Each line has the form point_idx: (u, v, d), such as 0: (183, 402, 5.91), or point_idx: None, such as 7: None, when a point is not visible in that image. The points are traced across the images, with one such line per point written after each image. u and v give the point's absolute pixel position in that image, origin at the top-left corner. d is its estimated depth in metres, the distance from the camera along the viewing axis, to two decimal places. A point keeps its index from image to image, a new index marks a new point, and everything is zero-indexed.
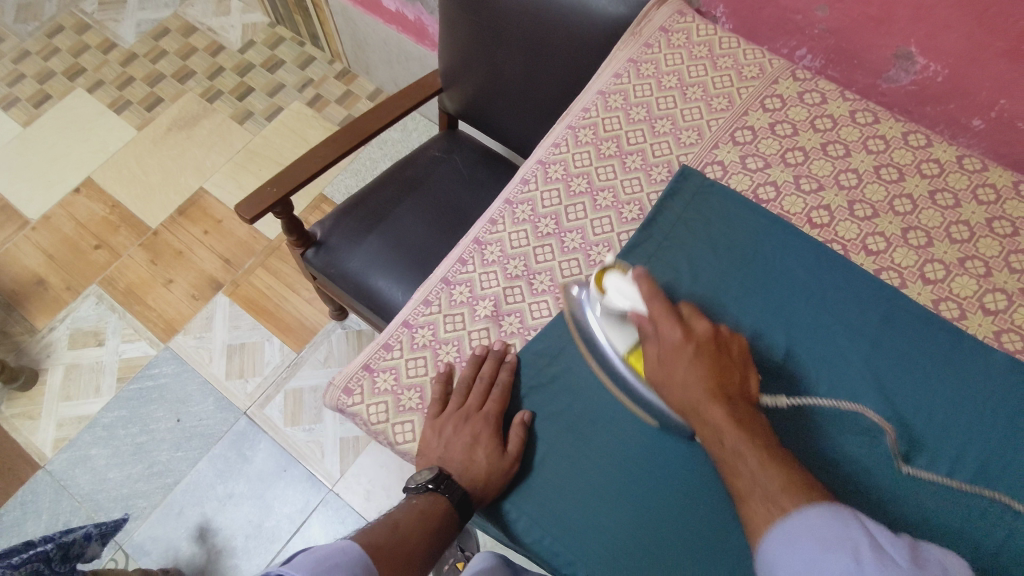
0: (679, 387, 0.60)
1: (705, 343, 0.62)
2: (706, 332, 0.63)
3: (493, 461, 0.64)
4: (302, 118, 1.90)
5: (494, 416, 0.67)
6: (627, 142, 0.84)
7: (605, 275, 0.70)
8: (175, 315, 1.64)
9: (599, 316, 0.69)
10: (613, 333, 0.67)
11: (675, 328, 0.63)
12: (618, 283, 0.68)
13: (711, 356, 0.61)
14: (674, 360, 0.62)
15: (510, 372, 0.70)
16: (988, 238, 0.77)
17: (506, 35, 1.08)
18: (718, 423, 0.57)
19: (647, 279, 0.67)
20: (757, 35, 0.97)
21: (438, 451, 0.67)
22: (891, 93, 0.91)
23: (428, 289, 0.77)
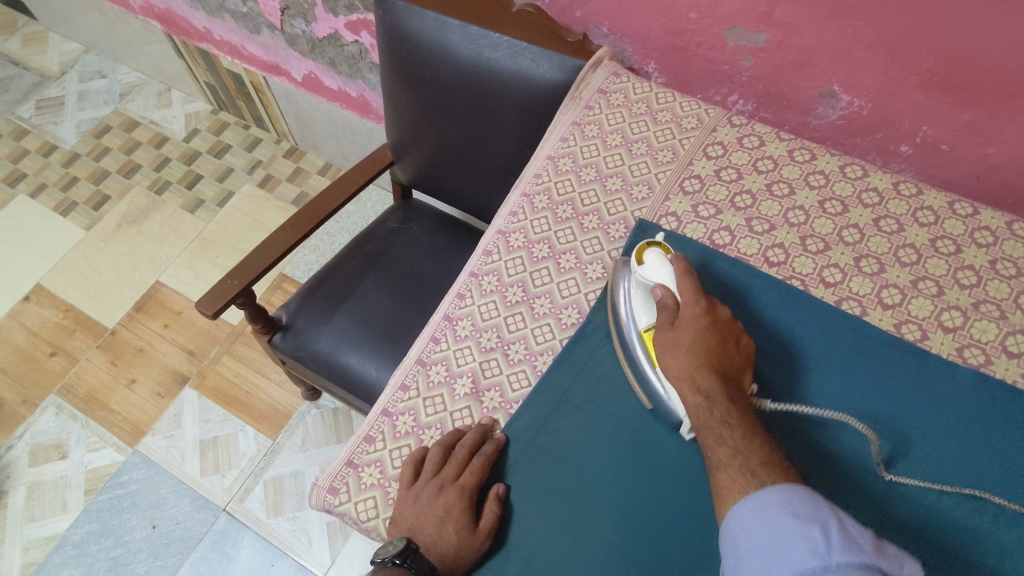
0: (679, 356, 0.66)
1: (721, 328, 0.68)
2: (726, 318, 0.69)
3: (463, 536, 0.63)
4: (254, 200, 1.89)
5: (469, 488, 0.66)
6: (582, 203, 0.86)
7: (648, 248, 0.74)
8: (141, 416, 1.58)
9: (632, 287, 0.73)
10: (637, 307, 0.72)
11: (698, 304, 0.68)
12: (657, 262, 0.72)
13: (716, 334, 0.67)
14: (688, 326, 0.67)
15: (494, 446, 0.69)
16: (935, 258, 0.80)
17: (451, 106, 1.11)
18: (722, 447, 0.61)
19: (686, 266, 0.72)
20: (689, 87, 1.02)
21: (409, 521, 0.65)
22: (822, 128, 0.95)
23: (404, 373, 0.77)
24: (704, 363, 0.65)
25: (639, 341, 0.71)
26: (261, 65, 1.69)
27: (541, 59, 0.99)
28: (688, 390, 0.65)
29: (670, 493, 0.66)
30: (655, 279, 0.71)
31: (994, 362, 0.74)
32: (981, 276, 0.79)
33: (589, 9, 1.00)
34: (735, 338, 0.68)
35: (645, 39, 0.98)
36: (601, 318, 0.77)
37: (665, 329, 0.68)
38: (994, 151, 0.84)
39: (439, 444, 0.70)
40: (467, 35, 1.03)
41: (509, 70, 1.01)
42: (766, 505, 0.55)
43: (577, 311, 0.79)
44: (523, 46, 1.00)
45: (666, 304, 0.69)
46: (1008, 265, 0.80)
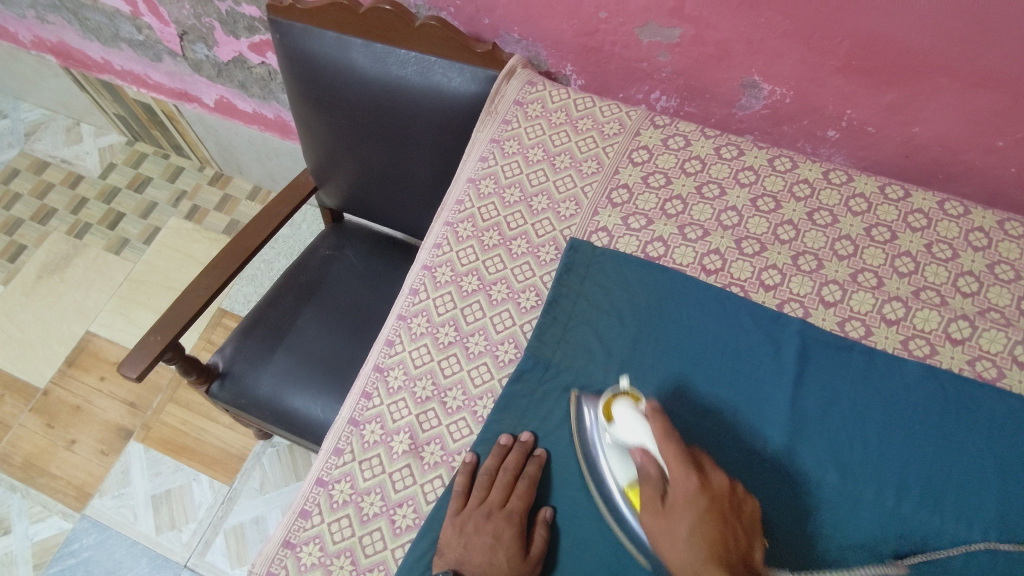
0: (678, 548, 0.56)
1: (721, 500, 0.58)
2: (724, 487, 0.59)
3: (515, 563, 0.61)
4: (182, 234, 1.81)
5: (518, 513, 0.64)
6: (509, 227, 0.82)
7: (618, 399, 0.65)
8: (85, 479, 1.50)
9: (608, 444, 0.65)
10: (615, 465, 0.64)
11: (690, 477, 0.58)
12: (628, 418, 0.63)
13: (720, 506, 0.57)
14: (682, 506, 0.58)
15: (537, 465, 0.66)
16: (872, 247, 0.78)
17: (366, 129, 1.05)
18: None
19: (662, 420, 0.61)
20: (609, 86, 0.98)
21: (457, 551, 0.62)
22: (748, 119, 0.92)
23: (337, 436, 0.72)
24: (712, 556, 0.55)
25: (622, 498, 0.63)
26: (168, 93, 1.59)
27: (453, 72, 0.94)
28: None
29: (631, 533, 0.63)
30: (631, 439, 0.62)
31: (939, 352, 0.72)
32: (918, 262, 0.77)
33: (496, 15, 0.94)
34: (736, 512, 0.58)
35: (558, 41, 0.94)
36: (538, 351, 0.74)
37: (652, 512, 0.59)
38: (919, 130, 0.82)
39: (486, 465, 0.67)
40: (372, 54, 0.97)
41: (421, 89, 0.96)
42: None
43: (513, 345, 0.75)
44: (432, 59, 0.95)
45: (650, 474, 0.60)
46: (944, 248, 0.78)
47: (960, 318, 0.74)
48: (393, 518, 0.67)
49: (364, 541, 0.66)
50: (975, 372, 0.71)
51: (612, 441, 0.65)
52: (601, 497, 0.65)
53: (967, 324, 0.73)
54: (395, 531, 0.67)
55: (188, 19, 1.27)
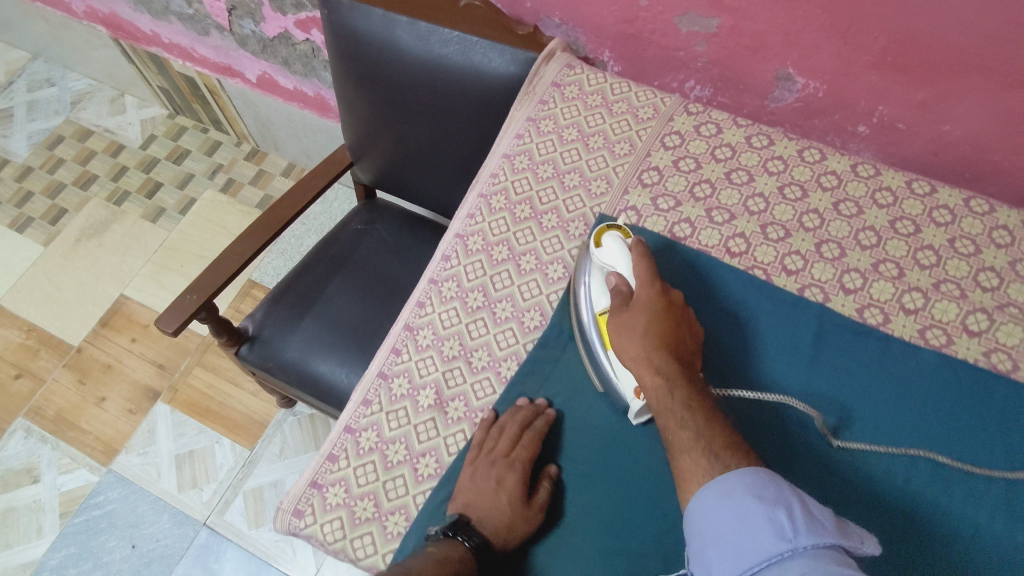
0: (636, 338, 0.65)
1: (673, 309, 0.68)
2: (677, 301, 0.69)
3: (515, 507, 0.64)
4: (217, 206, 1.86)
5: (522, 461, 0.66)
6: (541, 202, 0.84)
7: (607, 231, 0.74)
8: (112, 435, 1.55)
9: (592, 271, 0.74)
10: (594, 291, 0.72)
11: (652, 287, 0.68)
12: (615, 246, 0.72)
13: (671, 317, 0.67)
14: (643, 307, 0.67)
15: (545, 420, 0.70)
16: (896, 240, 0.80)
17: (405, 104, 1.08)
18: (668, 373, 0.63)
19: (642, 251, 0.71)
20: (645, 74, 1.00)
21: (466, 495, 0.66)
22: (780, 111, 0.94)
23: (366, 388, 0.75)
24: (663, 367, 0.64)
25: (592, 321, 0.72)
26: (212, 67, 1.65)
27: (493, 53, 0.97)
28: (647, 373, 0.64)
29: (641, 494, 0.66)
30: (611, 261, 0.71)
31: (956, 342, 0.74)
32: (940, 256, 0.79)
33: None
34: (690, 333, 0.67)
35: (598, 27, 0.96)
36: (564, 320, 0.76)
37: (618, 316, 0.68)
38: (949, 129, 0.83)
39: (500, 419, 0.70)
40: (416, 32, 1.00)
41: (462, 67, 0.99)
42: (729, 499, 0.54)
43: (539, 313, 0.78)
44: (474, 39, 0.98)
45: (620, 288, 0.70)
46: (967, 243, 0.79)
47: (979, 311, 0.76)
48: (416, 467, 0.70)
49: (387, 486, 0.70)
50: (990, 363, 0.73)
51: (595, 263, 0.73)
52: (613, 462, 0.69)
53: (985, 317, 0.75)
54: (417, 479, 0.70)
55: None
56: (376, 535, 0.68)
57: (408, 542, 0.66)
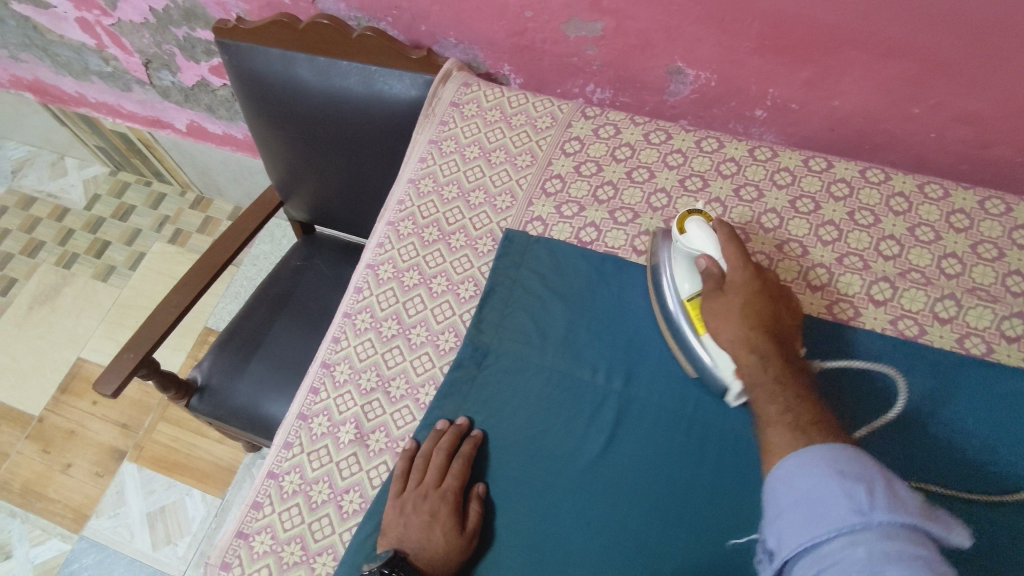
0: (733, 322, 0.65)
1: (771, 295, 0.67)
2: (773, 283, 0.69)
3: (450, 540, 0.64)
4: (167, 257, 1.85)
5: (453, 491, 0.67)
6: (447, 222, 0.85)
7: (690, 216, 0.72)
8: (82, 501, 1.53)
9: (673, 255, 0.73)
10: (680, 275, 0.72)
11: (746, 269, 0.68)
12: (700, 228, 0.70)
13: (769, 295, 0.67)
14: (737, 290, 0.67)
15: (472, 445, 0.70)
16: (797, 219, 0.81)
17: (319, 138, 1.09)
18: (767, 356, 0.63)
19: (732, 234, 0.70)
20: (546, 83, 1.01)
21: (397, 531, 0.65)
22: (679, 104, 0.95)
23: (286, 431, 0.75)
24: (752, 331, 0.64)
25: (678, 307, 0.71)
26: (142, 121, 1.65)
27: (393, 79, 0.98)
28: (745, 353, 0.64)
29: (565, 506, 0.67)
30: (700, 247, 0.70)
31: (862, 314, 0.75)
32: (841, 230, 0.80)
33: (432, 22, 0.98)
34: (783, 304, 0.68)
35: (492, 42, 0.97)
36: (477, 338, 0.77)
37: (714, 296, 0.68)
38: (838, 104, 0.85)
39: (423, 448, 0.70)
40: (316, 67, 1.01)
41: (366, 96, 1.00)
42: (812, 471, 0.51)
43: (454, 335, 0.78)
44: (373, 68, 0.99)
45: (710, 274, 0.69)
46: (866, 215, 0.81)
47: (882, 280, 0.77)
48: (340, 504, 0.70)
49: (313, 527, 0.69)
50: (898, 330, 0.74)
51: (675, 251, 0.72)
52: (538, 474, 0.69)
53: (888, 285, 0.76)
54: (342, 516, 0.69)
55: (150, 48, 1.32)
56: None
57: None
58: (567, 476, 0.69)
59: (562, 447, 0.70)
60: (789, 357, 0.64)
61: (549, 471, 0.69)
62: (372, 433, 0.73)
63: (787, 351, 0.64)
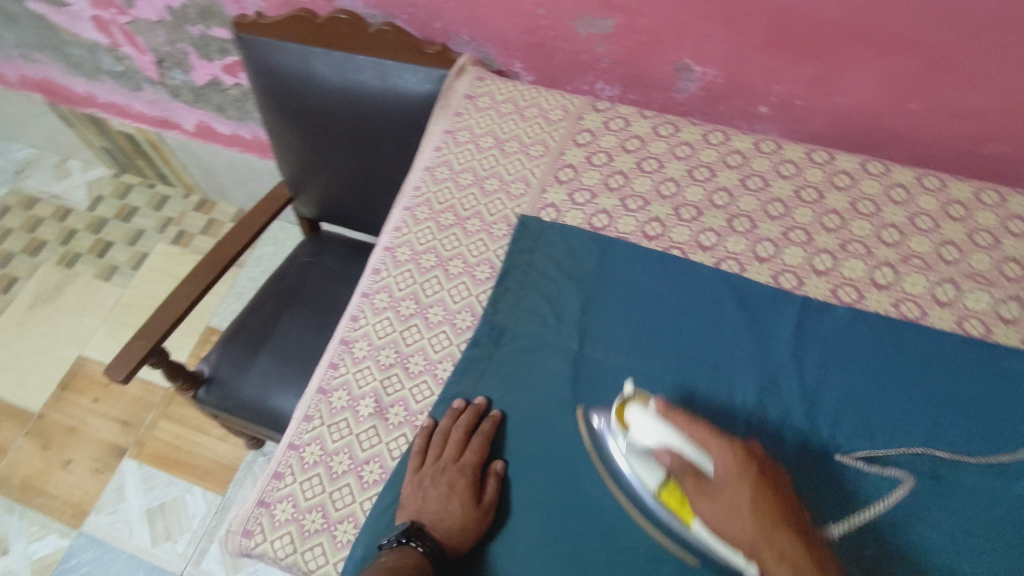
0: (743, 524, 0.57)
1: (757, 466, 0.61)
2: (751, 451, 0.62)
3: (469, 511, 0.65)
4: (170, 257, 1.87)
5: (471, 467, 0.68)
6: (463, 208, 0.87)
7: (626, 405, 0.65)
8: (81, 497, 1.52)
9: (627, 452, 0.65)
10: (643, 471, 0.64)
11: (727, 452, 0.60)
12: (644, 419, 0.62)
13: (763, 476, 0.60)
14: (732, 485, 0.59)
15: (491, 423, 0.71)
16: (802, 207, 0.84)
17: (332, 132, 1.11)
18: (795, 559, 0.55)
19: (678, 412, 0.63)
20: (556, 80, 1.04)
21: (416, 503, 0.67)
22: (685, 101, 0.99)
23: (306, 405, 0.76)
24: (760, 526, 0.57)
25: (658, 505, 0.64)
26: (150, 121, 1.67)
27: (407, 73, 1.01)
28: (770, 555, 0.56)
29: (583, 475, 0.69)
30: (650, 439, 0.61)
31: (866, 297, 0.78)
32: (844, 218, 0.83)
33: (447, 20, 1.02)
34: (760, 466, 0.61)
35: (505, 40, 1.01)
36: (494, 318, 0.79)
37: (699, 487, 0.60)
38: (839, 100, 0.89)
39: (441, 425, 0.72)
40: (332, 61, 1.03)
41: (381, 90, 1.03)
42: None
43: (470, 314, 0.80)
44: (387, 62, 1.01)
45: (683, 465, 0.60)
46: (867, 204, 0.83)
47: (883, 265, 0.79)
48: (361, 474, 0.72)
49: (334, 496, 0.70)
50: (900, 313, 0.76)
51: (631, 449, 0.65)
52: (557, 447, 0.71)
53: (890, 270, 0.79)
54: (363, 486, 0.71)
55: (165, 46, 1.35)
56: (327, 545, 0.68)
57: (357, 550, 0.66)
58: (585, 449, 0.70)
59: (578, 420, 0.72)
60: (793, 523, 0.58)
61: (568, 445, 0.71)
62: (392, 408, 0.75)
63: (804, 532, 0.58)
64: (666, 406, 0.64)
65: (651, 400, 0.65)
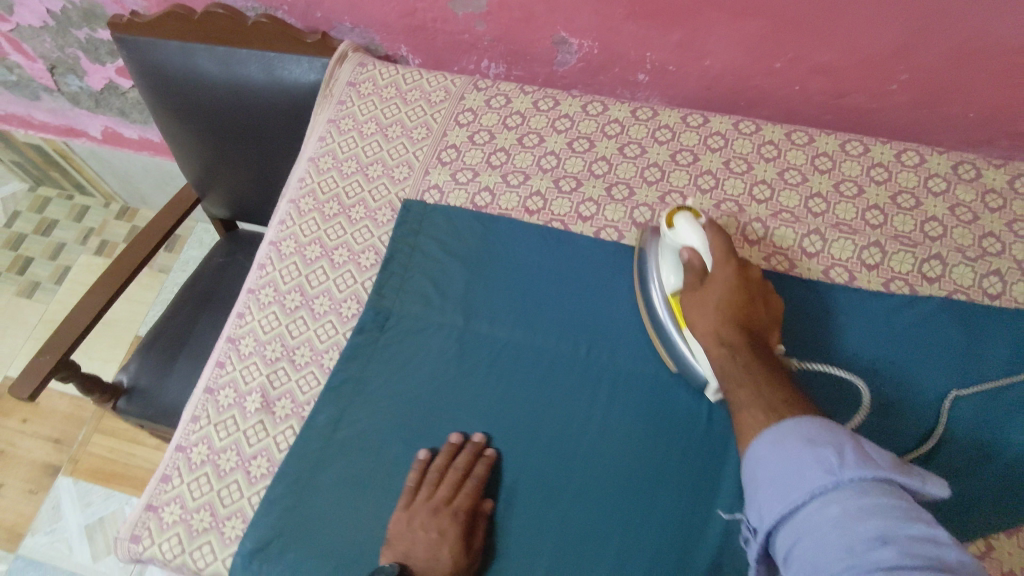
0: (708, 311, 0.66)
1: (754, 288, 0.67)
2: (758, 278, 0.69)
3: (458, 559, 0.63)
4: (93, 269, 1.82)
5: (463, 510, 0.66)
6: (347, 196, 0.87)
7: (679, 212, 0.73)
8: (16, 520, 1.50)
9: (660, 252, 0.74)
10: (665, 267, 0.73)
11: (730, 266, 0.68)
12: (687, 224, 0.71)
13: (755, 297, 0.67)
14: (718, 282, 0.67)
15: (486, 466, 0.69)
16: (678, 171, 0.86)
17: (226, 130, 1.10)
18: (734, 344, 0.63)
19: (719, 231, 0.71)
20: (443, 61, 1.04)
21: (404, 544, 0.64)
22: (568, 74, 1.00)
23: (193, 406, 0.76)
24: (725, 322, 0.65)
25: (662, 302, 0.72)
26: (55, 131, 1.62)
27: (292, 65, 1.00)
28: (711, 343, 0.65)
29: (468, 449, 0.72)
30: (683, 241, 0.71)
31: (739, 254, 0.80)
32: (718, 178, 0.85)
33: (326, 8, 1.01)
34: (764, 300, 0.68)
35: (386, 24, 1.00)
36: (379, 304, 0.79)
37: (692, 289, 0.68)
38: (711, 63, 0.90)
39: (435, 464, 0.69)
40: (216, 57, 1.01)
41: (267, 83, 1.02)
42: (786, 445, 0.53)
43: (356, 302, 0.81)
44: (271, 55, 1.00)
45: (693, 265, 0.70)
46: (740, 163, 0.86)
47: (754, 222, 0.82)
48: (248, 469, 0.72)
49: (221, 493, 0.71)
50: (770, 267, 0.79)
51: (660, 249, 0.74)
52: (442, 426, 0.73)
53: (760, 226, 0.82)
54: (250, 480, 0.72)
55: (53, 53, 1.31)
56: (215, 543, 0.69)
57: (246, 544, 0.68)
58: (471, 425, 0.73)
59: (463, 398, 0.74)
60: (761, 345, 0.64)
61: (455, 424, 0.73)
62: (279, 402, 0.75)
63: (768, 352, 0.63)
64: (712, 222, 0.72)
65: (700, 216, 0.73)
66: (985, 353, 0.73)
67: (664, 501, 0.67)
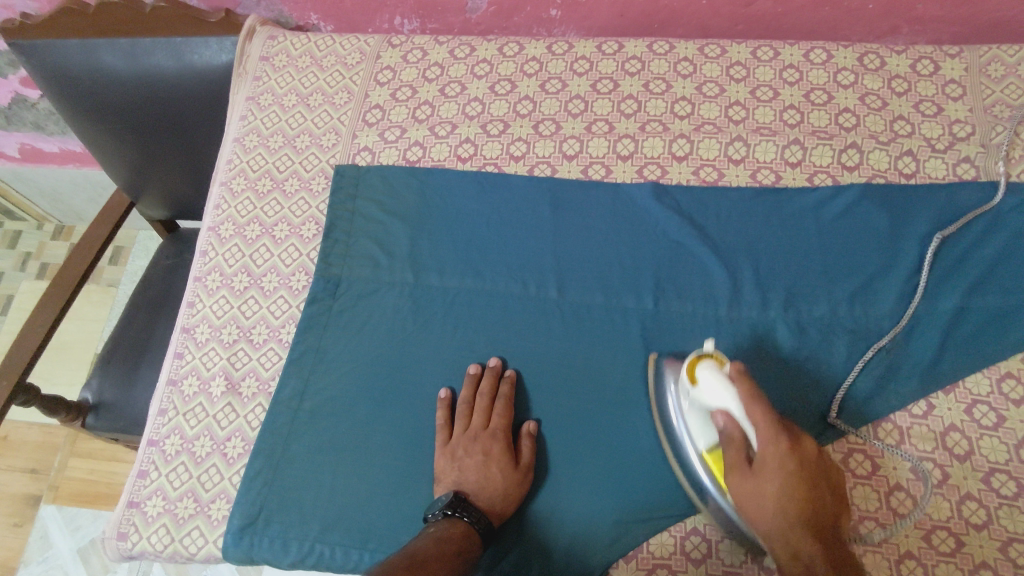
0: (772, 511, 0.57)
1: (809, 467, 0.58)
2: (810, 450, 0.59)
3: (507, 474, 0.67)
4: (38, 293, 1.77)
5: (501, 430, 0.70)
6: (278, 171, 0.87)
7: (702, 364, 0.64)
8: (6, 554, 1.48)
9: (686, 406, 0.65)
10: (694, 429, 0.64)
11: (780, 439, 0.58)
12: (713, 381, 0.62)
13: (809, 471, 0.58)
14: (774, 471, 0.58)
15: (510, 384, 0.72)
16: (600, 100, 0.87)
17: (144, 127, 1.06)
18: (812, 560, 0.55)
19: (750, 382, 0.61)
20: (355, 25, 1.03)
21: (453, 475, 0.68)
22: (481, 20, 0.99)
23: (158, 400, 0.76)
24: (792, 518, 0.57)
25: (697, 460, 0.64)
26: None
27: (199, 47, 0.98)
28: (783, 549, 0.56)
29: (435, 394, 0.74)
30: (711, 404, 0.62)
31: (669, 172, 0.83)
32: (640, 101, 0.87)
33: None
34: (824, 479, 0.59)
35: None
36: (327, 272, 0.80)
37: (740, 470, 0.59)
38: None
39: (462, 396, 0.72)
40: (120, 51, 0.98)
41: (178, 69, 0.99)
42: None
43: (304, 273, 0.81)
44: (177, 40, 0.98)
45: (733, 436, 0.60)
46: (659, 84, 0.87)
47: (679, 138, 0.84)
48: (225, 451, 0.73)
49: (202, 479, 0.72)
50: (700, 179, 0.82)
51: (690, 404, 0.65)
52: (407, 378, 0.74)
53: (686, 141, 0.84)
54: (228, 462, 0.73)
55: None
56: (203, 527, 0.70)
57: (234, 524, 0.69)
58: (434, 371, 0.75)
59: (423, 349, 0.76)
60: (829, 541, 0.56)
61: (419, 373, 0.75)
62: (244, 381, 0.76)
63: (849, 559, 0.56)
64: (742, 371, 0.62)
65: (729, 366, 0.64)
66: (909, 228, 0.77)
67: (624, 416, 0.71)
